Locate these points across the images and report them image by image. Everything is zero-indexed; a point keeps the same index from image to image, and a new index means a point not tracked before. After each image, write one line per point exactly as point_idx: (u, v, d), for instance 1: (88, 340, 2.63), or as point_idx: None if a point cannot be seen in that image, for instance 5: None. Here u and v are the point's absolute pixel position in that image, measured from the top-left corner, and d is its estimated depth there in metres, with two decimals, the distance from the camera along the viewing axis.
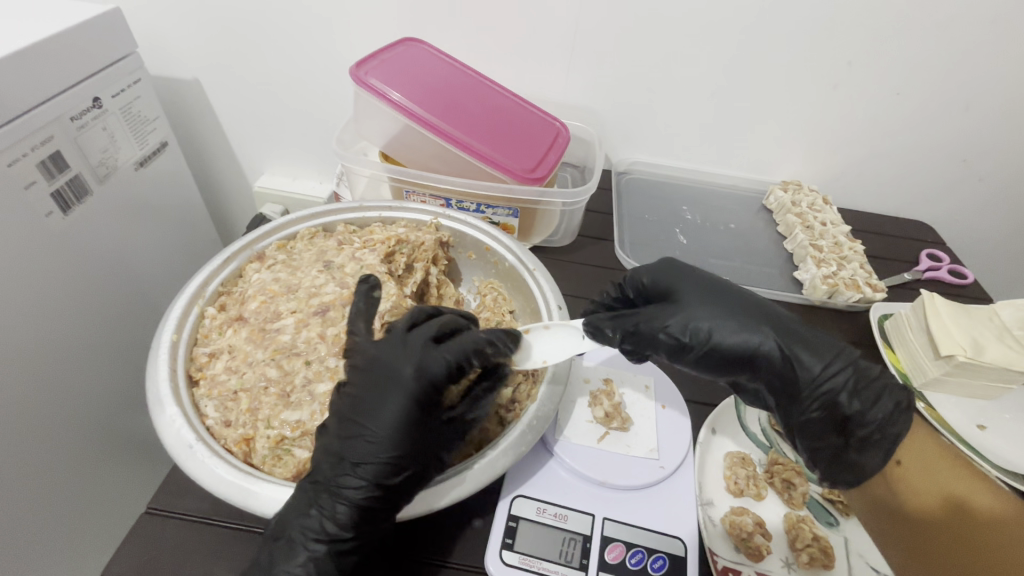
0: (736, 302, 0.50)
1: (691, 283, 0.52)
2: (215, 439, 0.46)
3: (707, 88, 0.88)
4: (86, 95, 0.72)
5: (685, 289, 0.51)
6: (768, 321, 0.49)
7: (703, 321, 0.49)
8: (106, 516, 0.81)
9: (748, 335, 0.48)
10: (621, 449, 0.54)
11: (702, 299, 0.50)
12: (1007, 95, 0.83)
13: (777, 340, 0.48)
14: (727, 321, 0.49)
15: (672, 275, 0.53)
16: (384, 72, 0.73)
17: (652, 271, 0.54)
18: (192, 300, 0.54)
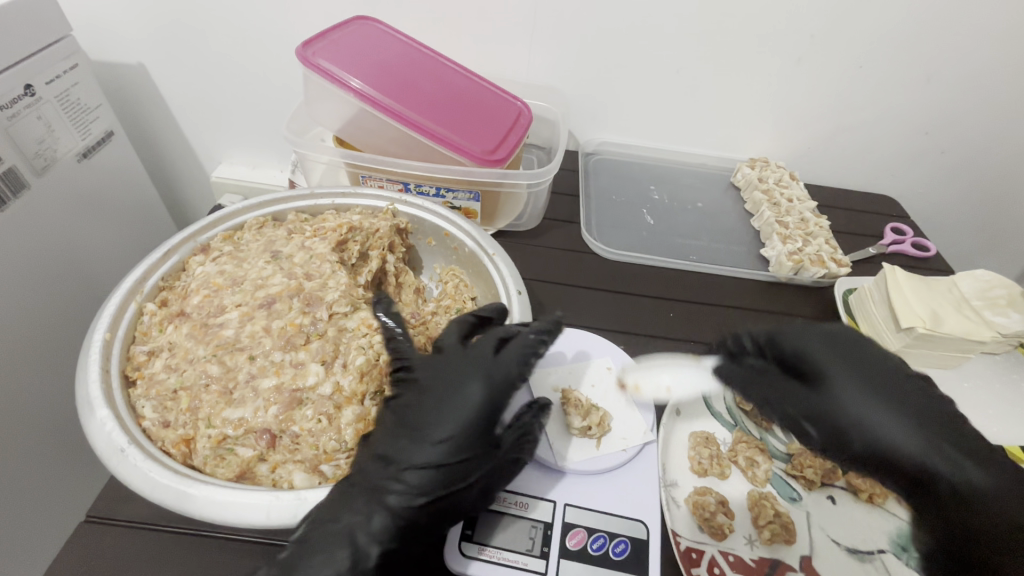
0: (892, 391, 0.48)
1: (847, 362, 0.49)
2: (151, 440, 0.44)
3: (674, 64, 0.86)
4: (16, 83, 0.67)
5: (842, 374, 0.48)
6: (931, 438, 0.46)
7: (864, 430, 0.46)
8: (52, 522, 0.78)
9: (912, 451, 0.45)
10: (620, 445, 0.54)
11: (866, 401, 0.47)
12: (969, 68, 0.84)
13: (935, 446, 0.45)
14: (888, 417, 0.46)
15: (827, 347, 0.50)
16: (335, 52, 0.70)
17: (808, 349, 0.50)
18: (130, 296, 0.51)
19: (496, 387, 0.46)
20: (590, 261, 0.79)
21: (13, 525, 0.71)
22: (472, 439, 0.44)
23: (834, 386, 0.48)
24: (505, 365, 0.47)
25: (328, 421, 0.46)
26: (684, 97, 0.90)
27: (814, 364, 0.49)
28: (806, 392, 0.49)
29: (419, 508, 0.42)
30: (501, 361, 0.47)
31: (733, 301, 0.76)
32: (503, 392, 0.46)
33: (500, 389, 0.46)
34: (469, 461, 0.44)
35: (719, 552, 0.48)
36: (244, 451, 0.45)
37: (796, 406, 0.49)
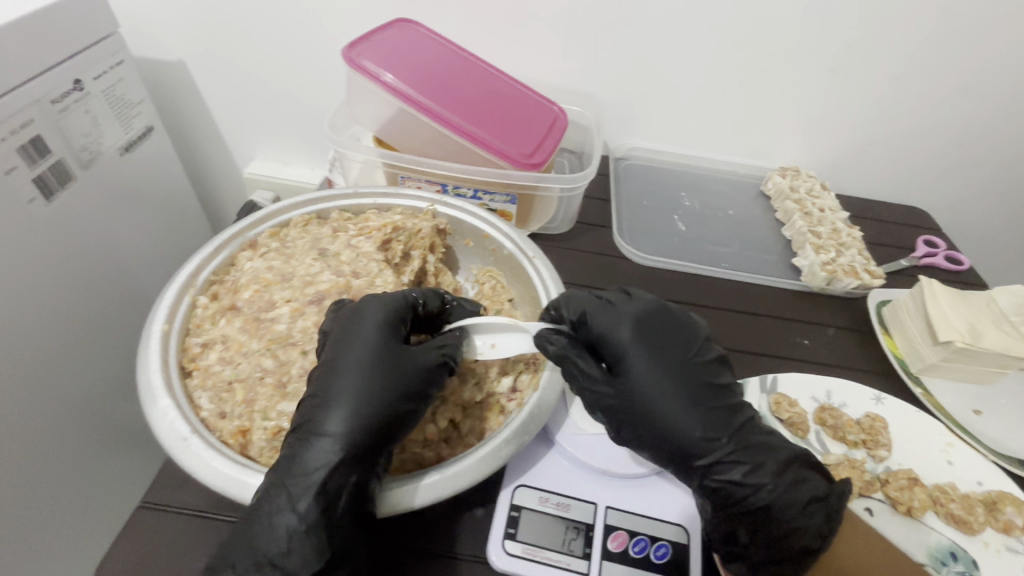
0: (675, 370, 0.47)
1: (648, 343, 0.48)
2: (210, 431, 0.45)
3: (707, 72, 0.87)
4: (66, 77, 0.69)
5: (643, 358, 0.48)
6: (727, 429, 0.46)
7: (666, 409, 0.46)
8: (97, 511, 0.79)
9: (688, 430, 0.46)
10: None
11: (652, 379, 0.47)
12: (1005, 82, 0.83)
13: (710, 432, 0.46)
14: (663, 398, 0.46)
15: (633, 332, 0.49)
16: (377, 54, 0.71)
17: (610, 325, 0.49)
18: (184, 289, 0.52)
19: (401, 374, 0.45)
20: (622, 266, 0.79)
21: (57, 513, 0.72)
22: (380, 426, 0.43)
23: (628, 366, 0.48)
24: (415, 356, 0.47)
25: None
26: (715, 104, 0.91)
27: (613, 344, 0.49)
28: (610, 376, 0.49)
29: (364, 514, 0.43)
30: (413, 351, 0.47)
31: (766, 310, 0.76)
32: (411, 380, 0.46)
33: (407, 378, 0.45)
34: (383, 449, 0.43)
35: None
36: None
37: (595, 386, 0.48)
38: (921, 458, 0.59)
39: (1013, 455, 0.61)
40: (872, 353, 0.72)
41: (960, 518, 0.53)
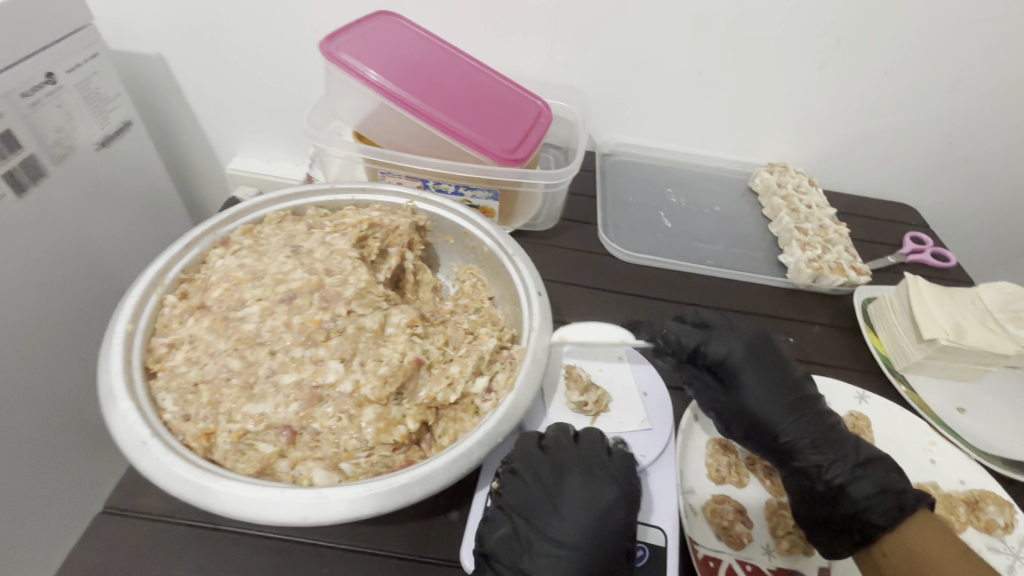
0: (780, 382, 0.53)
1: (757, 367, 0.53)
2: (173, 433, 0.43)
3: (695, 66, 0.85)
4: (37, 70, 0.67)
5: (754, 377, 0.52)
6: (826, 436, 0.51)
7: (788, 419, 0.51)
8: (69, 511, 0.78)
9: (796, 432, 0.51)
10: (614, 427, 0.55)
11: (770, 386, 0.52)
12: (994, 77, 0.82)
13: (817, 439, 0.51)
14: (770, 410, 0.51)
15: (747, 353, 0.53)
16: (356, 47, 0.69)
17: (720, 344, 0.54)
18: (151, 288, 0.51)
19: (552, 467, 0.48)
20: (606, 263, 0.78)
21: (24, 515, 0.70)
22: (530, 517, 0.46)
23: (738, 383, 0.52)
24: (591, 451, 0.49)
25: (349, 419, 0.45)
26: (703, 100, 0.90)
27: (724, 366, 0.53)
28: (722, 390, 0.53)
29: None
30: (588, 447, 0.49)
31: (750, 307, 0.75)
32: (560, 475, 0.47)
33: (555, 473, 0.47)
34: (525, 540, 0.45)
35: (737, 561, 0.48)
36: (264, 447, 0.44)
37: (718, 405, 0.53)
38: (902, 458, 0.59)
39: (996, 453, 0.61)
40: (857, 350, 0.72)
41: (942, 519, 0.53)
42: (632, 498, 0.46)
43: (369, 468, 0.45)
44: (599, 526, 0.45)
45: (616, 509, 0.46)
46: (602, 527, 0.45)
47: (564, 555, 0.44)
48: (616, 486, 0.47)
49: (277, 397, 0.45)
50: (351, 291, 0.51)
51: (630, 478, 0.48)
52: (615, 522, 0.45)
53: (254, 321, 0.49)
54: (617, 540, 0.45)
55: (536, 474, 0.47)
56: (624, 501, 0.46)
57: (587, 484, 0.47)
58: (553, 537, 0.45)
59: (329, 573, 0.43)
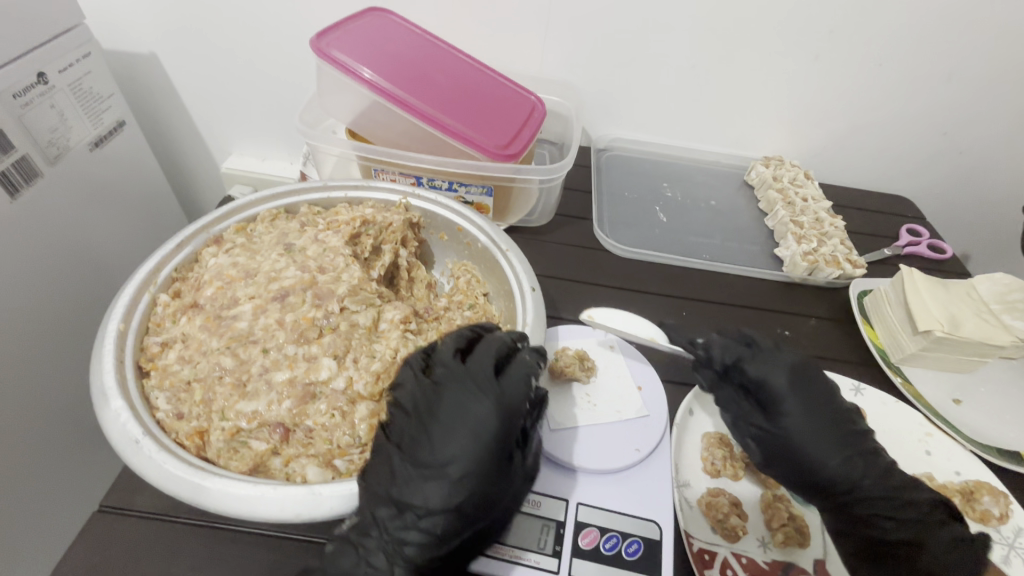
0: (820, 410, 0.50)
1: (804, 400, 0.50)
2: (165, 432, 0.44)
3: (689, 60, 0.85)
4: (29, 71, 0.66)
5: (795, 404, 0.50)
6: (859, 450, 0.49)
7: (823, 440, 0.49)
8: (58, 515, 0.76)
9: (826, 447, 0.49)
10: (614, 415, 0.55)
11: (802, 406, 0.50)
12: (991, 67, 0.82)
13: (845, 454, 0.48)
14: (810, 434, 0.49)
15: (791, 381, 0.51)
16: (348, 44, 0.69)
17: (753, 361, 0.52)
18: (144, 287, 0.51)
19: (429, 394, 0.45)
20: (601, 258, 0.78)
21: (10, 522, 0.69)
22: (410, 446, 0.43)
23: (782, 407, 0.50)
24: (470, 367, 0.46)
25: (342, 415, 0.45)
26: (698, 93, 0.89)
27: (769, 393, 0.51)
28: (762, 417, 0.51)
29: (439, 549, 0.40)
30: (474, 366, 0.46)
31: (747, 301, 0.75)
32: (436, 397, 0.45)
33: (432, 396, 0.44)
34: (400, 465, 0.42)
35: (732, 554, 0.48)
36: (257, 444, 0.45)
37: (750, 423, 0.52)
38: (898, 450, 0.59)
39: (992, 444, 0.61)
40: (853, 343, 0.72)
41: None
42: (506, 408, 0.43)
43: (362, 464, 0.45)
44: (473, 444, 0.42)
45: (488, 417, 0.43)
46: (474, 441, 0.42)
47: (440, 477, 0.41)
48: (488, 399, 0.44)
49: (273, 394, 0.45)
50: (342, 292, 0.51)
51: (508, 394, 0.44)
52: (486, 436, 0.42)
53: (248, 319, 0.49)
54: (493, 454, 0.42)
55: (415, 400, 0.45)
56: (496, 414, 0.43)
57: (460, 400, 0.44)
58: (426, 460, 0.42)
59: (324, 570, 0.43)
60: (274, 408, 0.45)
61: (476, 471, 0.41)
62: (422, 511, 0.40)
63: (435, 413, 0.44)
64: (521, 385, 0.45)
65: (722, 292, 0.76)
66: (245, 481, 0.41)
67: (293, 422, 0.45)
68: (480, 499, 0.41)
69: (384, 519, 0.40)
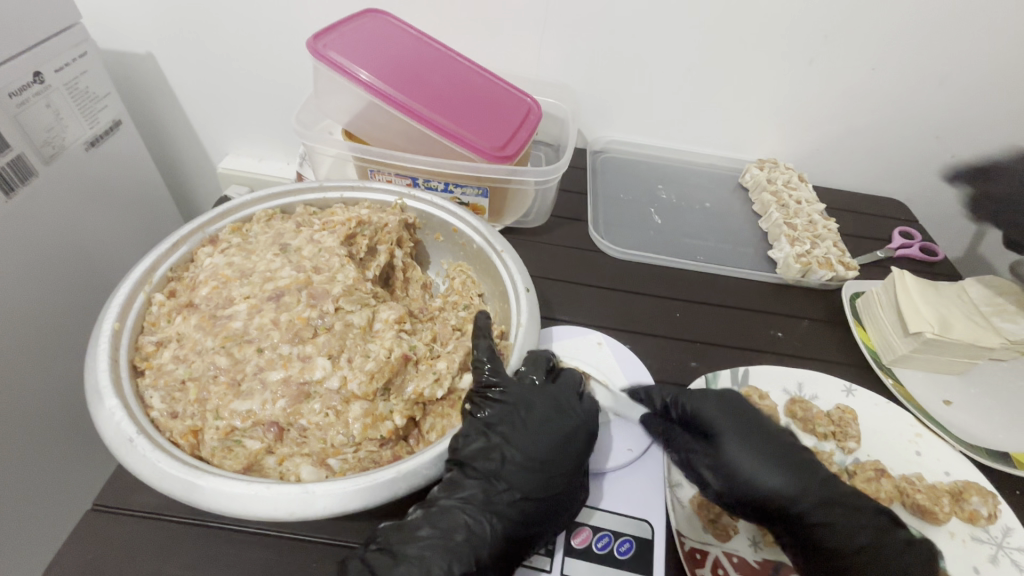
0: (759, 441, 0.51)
1: (741, 427, 0.51)
2: (160, 431, 0.44)
3: (684, 63, 0.86)
4: (25, 69, 0.66)
5: (731, 435, 0.51)
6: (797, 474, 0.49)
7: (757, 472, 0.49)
8: (48, 516, 0.76)
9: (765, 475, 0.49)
10: (602, 404, 0.57)
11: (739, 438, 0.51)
12: (982, 72, 0.83)
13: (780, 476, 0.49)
14: (755, 468, 0.49)
15: (725, 414, 0.52)
16: (345, 45, 0.69)
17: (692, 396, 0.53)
18: (139, 286, 0.51)
19: (534, 394, 0.50)
20: (596, 259, 0.79)
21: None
22: (510, 438, 0.48)
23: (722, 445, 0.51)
24: (566, 385, 0.52)
25: (336, 415, 0.46)
26: (693, 95, 0.90)
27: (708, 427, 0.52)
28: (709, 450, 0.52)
29: (527, 527, 0.44)
30: (561, 385, 0.52)
31: (740, 302, 0.75)
32: (533, 402, 0.50)
33: (530, 400, 0.50)
34: (500, 453, 0.46)
35: (723, 553, 0.48)
36: (251, 443, 0.45)
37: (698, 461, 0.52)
38: (887, 450, 0.59)
39: (981, 445, 0.61)
40: (846, 344, 0.72)
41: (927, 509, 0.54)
42: (596, 427, 0.50)
43: (356, 463, 0.46)
44: (567, 448, 0.48)
45: (580, 432, 0.49)
46: (575, 444, 0.48)
47: (537, 469, 0.46)
48: (583, 417, 0.50)
49: (268, 394, 0.46)
50: (337, 292, 0.51)
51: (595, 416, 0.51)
52: (584, 443, 0.49)
53: (243, 319, 0.49)
54: (586, 458, 0.49)
55: (516, 397, 0.49)
56: (586, 430, 0.50)
57: (559, 407, 0.50)
58: (526, 454, 0.47)
59: (317, 569, 0.43)
60: (268, 409, 0.45)
61: (573, 469, 0.47)
62: (518, 494, 0.45)
63: (538, 411, 0.49)
64: (600, 409, 0.53)
65: (716, 294, 0.76)
66: (239, 479, 0.41)
67: (288, 422, 0.45)
68: (569, 495, 0.47)
69: (486, 493, 0.45)
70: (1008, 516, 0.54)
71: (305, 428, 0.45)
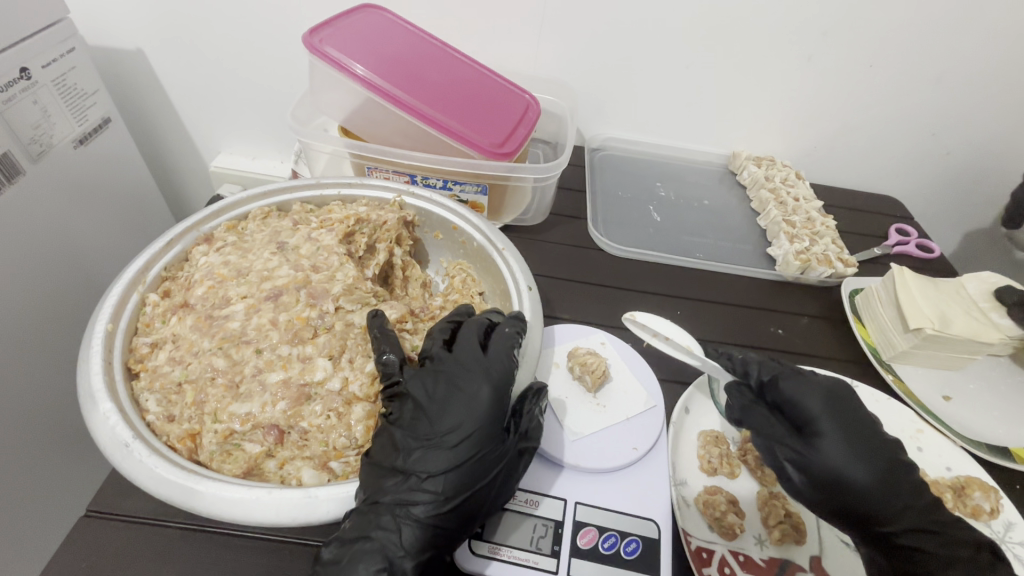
0: (858, 441, 0.48)
1: (839, 423, 0.48)
2: (156, 435, 0.43)
3: (683, 60, 0.85)
4: (10, 65, 0.64)
5: (833, 429, 0.48)
6: (891, 480, 0.47)
7: (849, 467, 0.47)
8: (36, 521, 0.74)
9: (859, 471, 0.47)
10: (594, 408, 0.56)
11: (838, 430, 0.48)
12: (977, 69, 0.83)
13: (870, 475, 0.47)
14: (851, 464, 0.47)
15: (826, 401, 0.50)
16: (341, 40, 0.68)
17: (794, 384, 0.51)
18: (132, 287, 0.50)
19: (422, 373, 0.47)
20: (596, 257, 0.78)
21: None
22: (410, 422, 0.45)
23: (820, 437, 0.48)
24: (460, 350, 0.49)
25: (338, 417, 0.45)
26: (691, 92, 0.90)
27: (806, 413, 0.49)
28: (798, 442, 0.49)
29: (444, 509, 0.41)
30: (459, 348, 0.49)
31: (741, 300, 0.75)
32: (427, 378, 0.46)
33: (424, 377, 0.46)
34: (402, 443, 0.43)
35: (728, 552, 0.48)
36: (251, 447, 0.44)
37: (781, 448, 0.49)
38: None
39: (982, 441, 0.61)
40: (845, 341, 0.72)
41: None
42: (498, 380, 0.46)
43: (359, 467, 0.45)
44: (469, 411, 0.44)
45: (483, 390, 0.45)
46: (472, 411, 0.44)
47: (442, 445, 0.43)
48: (484, 375, 0.46)
49: (268, 397, 0.45)
50: (336, 292, 0.50)
51: (498, 367, 0.47)
52: (484, 404, 0.45)
53: (240, 322, 0.48)
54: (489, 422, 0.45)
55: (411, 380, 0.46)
56: (491, 387, 0.46)
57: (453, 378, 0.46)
58: (428, 432, 0.44)
59: None
60: (267, 412, 0.44)
61: (477, 437, 0.44)
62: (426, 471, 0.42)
63: (430, 390, 0.46)
64: (504, 358, 0.48)
65: (717, 290, 0.76)
66: (240, 484, 0.40)
67: (289, 425, 0.44)
68: (484, 462, 0.43)
69: (391, 487, 0.42)
70: (1009, 511, 0.54)
71: (307, 431, 0.44)
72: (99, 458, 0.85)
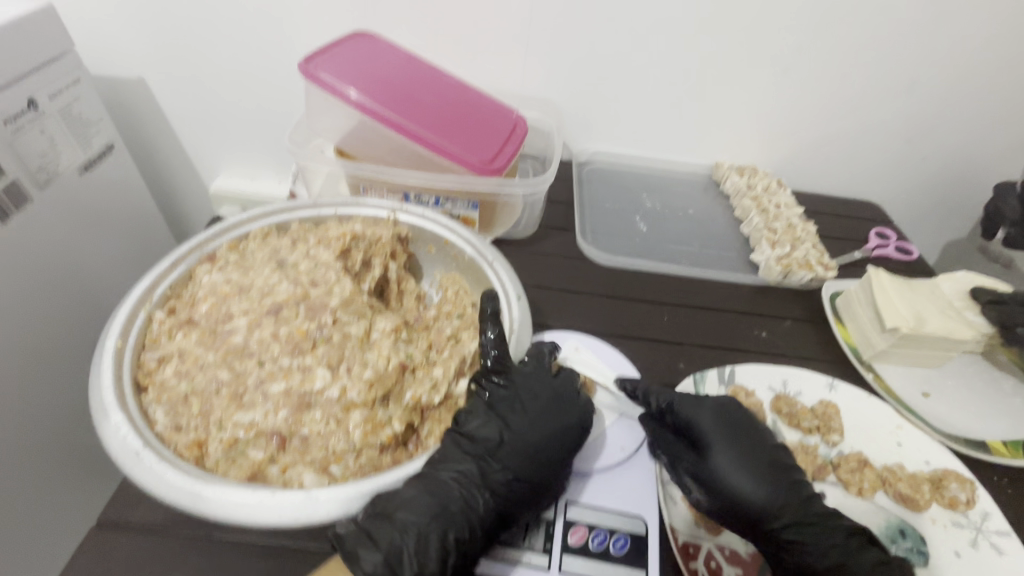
0: (747, 455, 0.52)
1: (729, 439, 0.53)
2: (164, 444, 0.45)
3: (663, 76, 0.89)
4: (18, 97, 0.67)
5: (722, 445, 0.53)
6: (781, 489, 0.51)
7: (739, 479, 0.51)
8: (45, 538, 0.75)
9: (748, 482, 0.51)
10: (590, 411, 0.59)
11: (727, 445, 0.53)
12: (943, 79, 0.87)
13: (759, 486, 0.51)
14: (740, 476, 0.51)
15: (715, 420, 0.54)
16: (335, 67, 0.72)
17: (684, 406, 0.55)
18: (139, 305, 0.53)
19: None
20: (585, 267, 0.81)
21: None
22: None
23: (711, 453, 0.52)
24: None
25: (337, 423, 0.47)
26: (673, 106, 0.93)
27: (699, 432, 0.54)
28: (695, 459, 0.53)
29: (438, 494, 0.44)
30: None
31: (726, 305, 0.78)
32: None
33: None
34: None
35: (714, 546, 0.50)
36: (254, 453, 0.46)
37: (681, 466, 0.53)
38: (870, 442, 0.61)
39: (959, 435, 0.64)
40: (828, 342, 0.75)
41: (908, 497, 0.56)
42: None
43: (357, 470, 0.46)
44: None
45: None
46: None
47: None
48: None
49: (270, 406, 0.47)
50: (335, 304, 0.53)
51: None
52: None
53: (243, 335, 0.50)
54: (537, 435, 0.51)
55: None
56: None
57: None
58: None
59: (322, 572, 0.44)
60: (270, 419, 0.47)
61: None
62: None
63: None
64: None
65: (703, 296, 0.79)
66: (243, 487, 0.42)
67: (291, 431, 0.47)
68: None
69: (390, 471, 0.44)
70: (985, 501, 0.56)
71: (307, 437, 0.47)
72: (105, 476, 0.86)
